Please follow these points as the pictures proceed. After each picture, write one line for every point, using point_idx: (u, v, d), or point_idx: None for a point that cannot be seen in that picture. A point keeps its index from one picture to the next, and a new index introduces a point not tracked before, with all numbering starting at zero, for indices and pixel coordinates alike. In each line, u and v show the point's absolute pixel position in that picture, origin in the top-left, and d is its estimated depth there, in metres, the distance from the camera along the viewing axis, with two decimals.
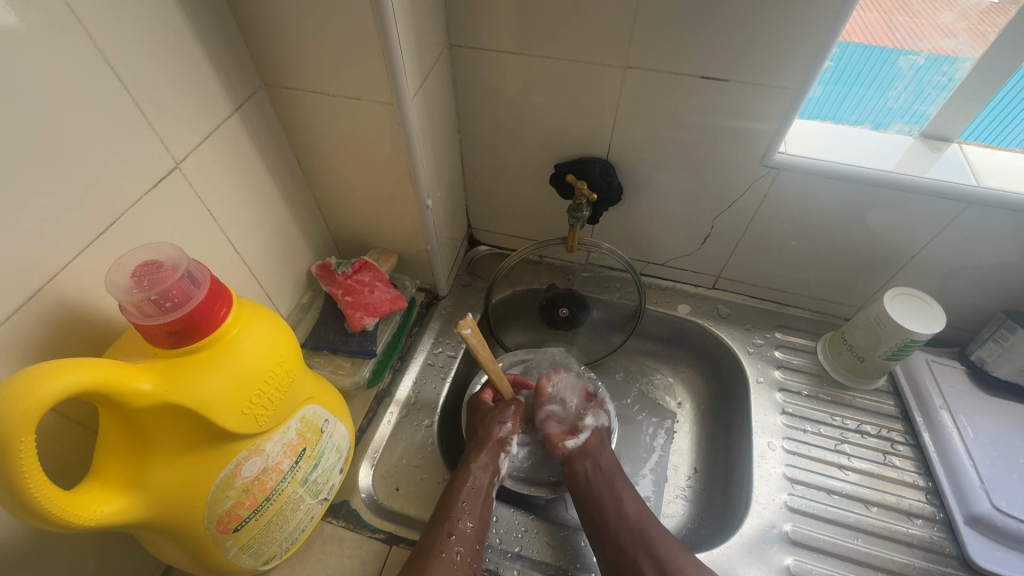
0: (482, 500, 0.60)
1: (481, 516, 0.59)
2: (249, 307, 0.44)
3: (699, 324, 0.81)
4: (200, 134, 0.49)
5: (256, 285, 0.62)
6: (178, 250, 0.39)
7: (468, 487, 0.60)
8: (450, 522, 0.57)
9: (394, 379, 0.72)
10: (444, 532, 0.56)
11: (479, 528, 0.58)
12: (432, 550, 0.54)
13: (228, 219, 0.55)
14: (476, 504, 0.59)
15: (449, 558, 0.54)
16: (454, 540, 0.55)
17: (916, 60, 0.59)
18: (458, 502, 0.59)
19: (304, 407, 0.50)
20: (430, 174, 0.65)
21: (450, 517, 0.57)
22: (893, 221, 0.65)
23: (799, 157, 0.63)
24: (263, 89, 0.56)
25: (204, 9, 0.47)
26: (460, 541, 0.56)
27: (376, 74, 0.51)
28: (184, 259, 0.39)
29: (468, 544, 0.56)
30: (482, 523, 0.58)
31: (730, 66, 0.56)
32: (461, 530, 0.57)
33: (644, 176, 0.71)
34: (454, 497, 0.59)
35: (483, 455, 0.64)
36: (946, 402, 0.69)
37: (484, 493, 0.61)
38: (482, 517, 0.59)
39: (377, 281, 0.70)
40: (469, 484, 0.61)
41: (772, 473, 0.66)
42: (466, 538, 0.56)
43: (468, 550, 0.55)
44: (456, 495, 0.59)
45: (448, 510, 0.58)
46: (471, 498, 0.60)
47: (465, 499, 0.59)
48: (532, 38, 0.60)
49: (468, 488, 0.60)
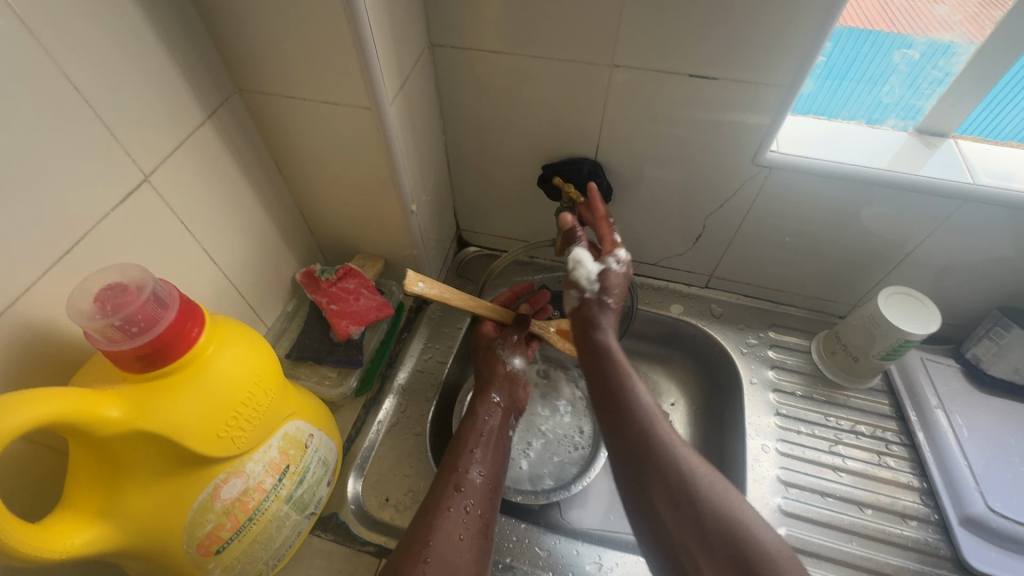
0: (491, 450, 0.61)
1: (493, 465, 0.59)
2: (227, 325, 0.43)
3: (692, 324, 0.80)
4: (170, 143, 0.47)
5: (237, 297, 0.60)
6: (144, 271, 0.38)
7: (480, 436, 0.62)
8: (458, 475, 0.57)
9: (382, 388, 0.71)
10: (452, 486, 0.55)
11: (490, 479, 0.58)
12: (438, 507, 0.53)
13: (204, 230, 0.53)
14: (486, 453, 0.60)
15: (457, 513, 0.53)
16: (462, 493, 0.55)
17: (911, 54, 0.57)
18: (469, 453, 0.59)
19: (288, 424, 0.49)
20: (413, 178, 0.63)
21: (459, 470, 0.57)
22: (888, 218, 0.64)
23: (790, 156, 0.61)
24: (237, 94, 0.54)
25: (170, 14, 0.45)
26: (470, 492, 0.55)
27: (352, 78, 0.50)
28: (150, 279, 0.37)
29: (478, 496, 0.55)
30: (493, 473, 0.59)
31: (720, 64, 0.55)
32: (470, 481, 0.56)
33: (634, 176, 0.69)
34: (464, 447, 0.60)
35: (493, 396, 0.67)
36: (940, 401, 0.68)
37: (494, 443, 0.62)
38: (491, 467, 0.59)
39: (363, 288, 0.68)
40: (479, 433, 0.62)
41: (766, 476, 0.66)
42: (476, 488, 0.56)
43: (479, 501, 0.55)
44: (466, 445, 0.60)
45: (456, 464, 0.58)
46: (482, 446, 0.61)
47: (476, 449, 0.60)
48: (515, 37, 0.58)
49: (480, 438, 0.61)
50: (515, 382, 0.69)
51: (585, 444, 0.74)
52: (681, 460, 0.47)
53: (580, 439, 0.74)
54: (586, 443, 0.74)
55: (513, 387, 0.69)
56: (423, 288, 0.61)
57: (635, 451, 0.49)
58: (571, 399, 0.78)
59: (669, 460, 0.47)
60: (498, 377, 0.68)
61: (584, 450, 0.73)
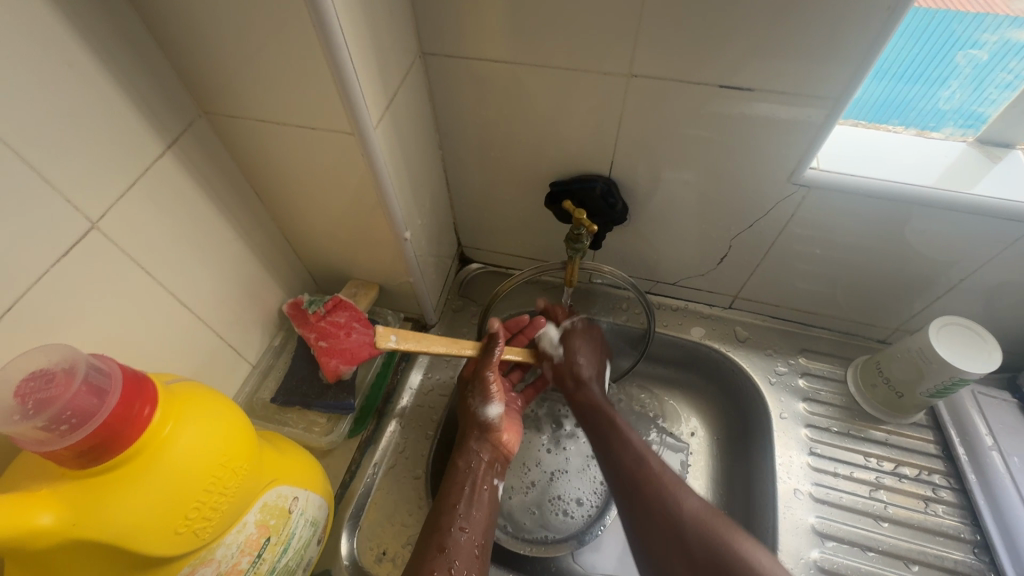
0: (477, 503, 0.55)
1: (480, 521, 0.54)
2: (188, 394, 0.37)
3: (714, 349, 0.74)
4: (122, 182, 0.41)
5: (215, 338, 0.55)
6: (75, 352, 0.32)
7: (462, 489, 0.56)
8: (440, 535, 0.52)
9: (378, 426, 0.65)
10: (436, 547, 0.51)
11: (477, 536, 0.53)
12: (423, 569, 0.49)
13: (169, 273, 0.47)
14: (472, 509, 0.55)
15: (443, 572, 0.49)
16: (446, 555, 0.50)
17: (978, 54, 0.49)
18: (452, 509, 0.54)
19: (267, 493, 0.43)
20: (405, 202, 0.57)
21: (441, 528, 0.52)
22: (943, 239, 0.56)
23: (832, 175, 0.54)
24: (203, 118, 0.48)
25: (118, 35, 0.39)
26: (455, 553, 0.51)
27: (328, 99, 0.43)
28: (82, 361, 0.32)
29: (465, 554, 0.51)
30: (481, 529, 0.54)
31: (755, 71, 0.47)
32: (455, 540, 0.52)
33: (651, 194, 0.62)
34: (447, 502, 0.55)
35: (474, 449, 0.59)
36: (995, 440, 0.62)
37: (480, 495, 0.56)
38: (479, 521, 0.54)
39: (354, 322, 0.62)
40: (463, 484, 0.56)
41: (800, 525, 0.60)
42: (462, 547, 0.51)
43: (465, 563, 0.50)
44: (448, 500, 0.55)
45: (439, 521, 0.53)
46: (467, 498, 0.55)
47: (459, 504, 0.55)
48: (518, 45, 0.51)
49: (463, 491, 0.56)
50: (497, 431, 0.61)
51: (570, 525, 0.65)
52: (676, 495, 0.54)
53: (566, 516, 0.66)
54: (574, 523, 0.65)
55: (495, 433, 0.61)
56: (397, 342, 0.50)
57: (629, 493, 0.56)
58: (579, 473, 0.69)
59: (666, 496, 0.54)
60: (475, 425, 0.61)
61: (564, 529, 0.65)
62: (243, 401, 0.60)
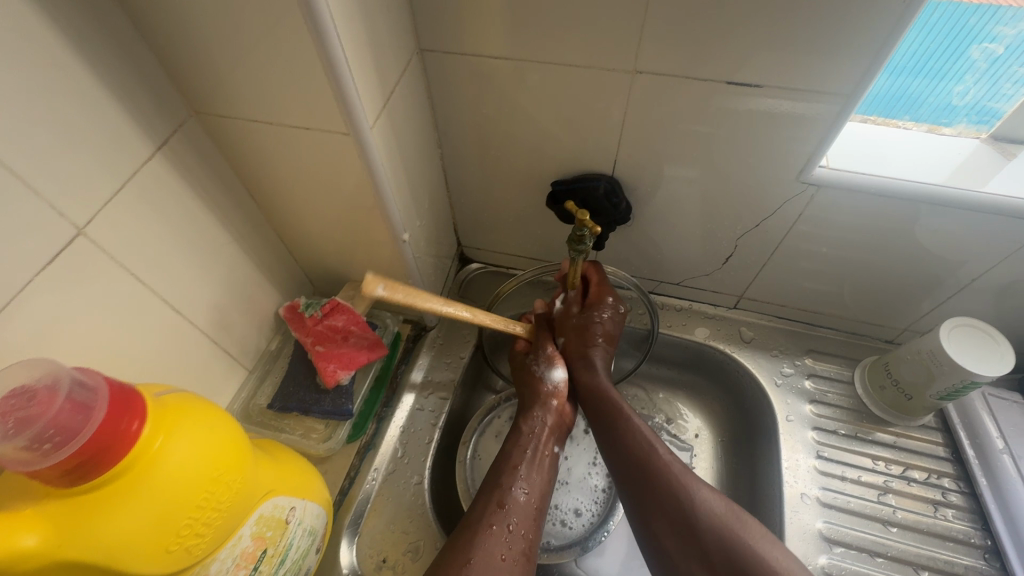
0: (539, 467, 0.57)
1: (539, 484, 0.56)
2: (179, 407, 0.36)
3: (719, 350, 0.72)
4: (109, 187, 0.40)
5: (209, 345, 0.53)
6: (56, 366, 0.31)
7: (525, 452, 0.57)
8: (501, 491, 0.54)
9: (378, 430, 0.64)
10: (495, 502, 0.53)
11: (535, 499, 0.54)
12: (481, 524, 0.51)
13: (160, 279, 0.46)
14: (532, 472, 0.56)
15: (502, 529, 0.51)
16: (506, 511, 0.52)
17: (994, 48, 0.47)
18: (513, 471, 0.56)
19: (263, 505, 0.42)
20: (403, 203, 0.55)
21: (502, 486, 0.54)
22: (955, 239, 0.55)
23: (842, 173, 0.53)
24: (194, 118, 0.46)
25: (103, 33, 0.37)
26: (513, 511, 0.52)
27: (323, 99, 0.42)
28: (64, 376, 0.31)
29: (523, 514, 0.53)
30: (539, 492, 0.55)
31: (765, 68, 0.46)
32: (515, 499, 0.53)
33: (655, 193, 0.61)
34: (509, 464, 0.56)
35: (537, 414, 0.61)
36: (1006, 443, 0.61)
37: (541, 460, 0.58)
38: (539, 484, 0.56)
39: (352, 326, 0.61)
40: (525, 447, 0.58)
41: (807, 531, 0.59)
42: (521, 507, 0.53)
43: (522, 521, 0.52)
44: (510, 461, 0.57)
45: (501, 480, 0.55)
46: (528, 461, 0.57)
47: (521, 466, 0.56)
48: (519, 40, 0.49)
49: (524, 453, 0.57)
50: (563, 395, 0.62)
51: (568, 535, 0.63)
52: (687, 490, 0.51)
53: (564, 526, 0.64)
54: (572, 533, 0.64)
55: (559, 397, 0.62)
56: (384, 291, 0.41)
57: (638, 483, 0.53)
58: (580, 483, 0.67)
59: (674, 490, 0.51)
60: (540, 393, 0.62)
61: (561, 539, 0.63)
62: (239, 407, 0.59)
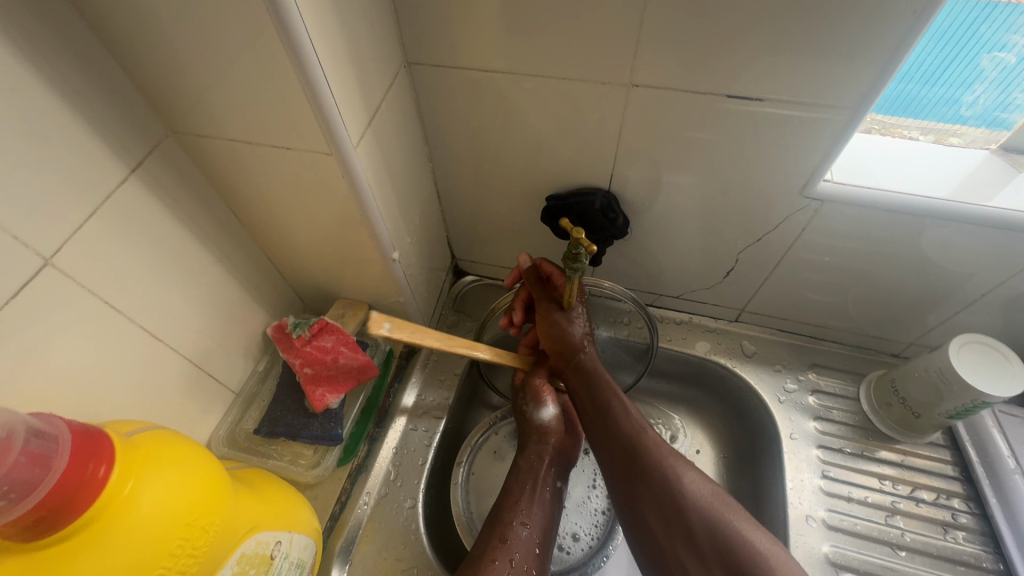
0: (539, 501, 0.57)
1: (540, 518, 0.55)
2: (150, 446, 0.35)
3: (720, 364, 0.71)
4: (79, 214, 0.38)
5: (192, 370, 0.52)
6: (11, 414, 0.30)
7: (524, 487, 0.57)
8: (502, 526, 0.54)
9: (370, 452, 0.62)
10: (497, 537, 0.53)
11: (537, 532, 0.54)
12: (485, 558, 0.51)
13: (137, 305, 0.44)
14: (533, 506, 0.56)
15: (505, 563, 0.51)
16: (508, 546, 0.52)
17: (1005, 58, 0.45)
18: (513, 505, 0.56)
19: (246, 543, 0.40)
20: (392, 221, 0.53)
21: (503, 521, 0.54)
22: (964, 253, 0.53)
23: (847, 187, 0.51)
24: (171, 138, 0.44)
25: (69, 53, 0.35)
26: (516, 546, 0.52)
27: (303, 119, 0.40)
28: (21, 422, 0.29)
29: (526, 548, 0.53)
30: (541, 526, 0.55)
31: (765, 80, 0.44)
32: (517, 533, 0.53)
33: (653, 207, 0.59)
34: (510, 499, 0.56)
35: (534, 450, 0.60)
36: (1018, 462, 0.59)
37: (540, 494, 0.57)
38: (541, 517, 0.56)
39: (341, 347, 0.58)
40: (524, 482, 0.58)
41: (813, 554, 0.57)
42: (524, 541, 0.53)
43: (525, 556, 0.52)
44: (510, 497, 0.57)
45: (502, 515, 0.55)
46: (528, 497, 0.57)
47: (521, 501, 0.56)
48: (510, 53, 0.47)
49: (524, 487, 0.57)
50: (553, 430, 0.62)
51: (566, 561, 0.61)
52: (672, 476, 0.52)
53: (562, 552, 0.62)
54: (570, 559, 0.62)
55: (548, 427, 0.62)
56: (389, 328, 0.46)
57: (626, 473, 0.54)
58: (579, 506, 0.65)
59: (660, 477, 0.52)
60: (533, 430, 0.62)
61: (560, 565, 0.61)
62: (225, 432, 0.57)
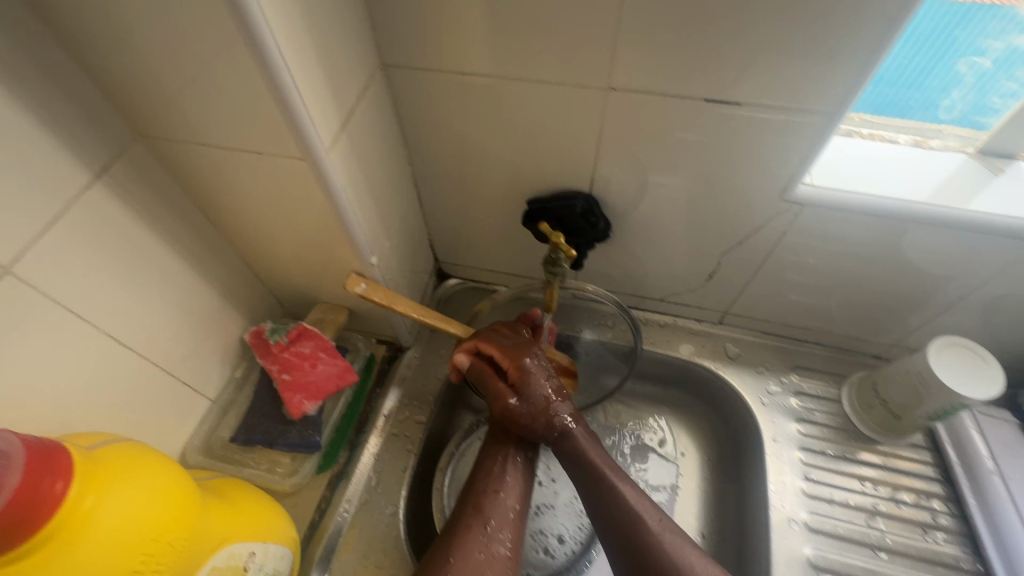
0: (513, 469, 0.56)
1: (515, 485, 0.55)
2: (112, 461, 0.34)
3: (704, 367, 0.71)
4: (41, 221, 0.37)
5: (166, 378, 0.51)
6: None
7: (496, 456, 0.57)
8: (477, 493, 0.54)
9: (351, 458, 0.61)
10: (471, 505, 0.53)
11: (513, 499, 0.54)
12: (459, 527, 0.51)
13: (105, 313, 0.43)
14: (507, 475, 0.55)
15: (479, 530, 0.51)
16: (484, 513, 0.52)
17: (981, 62, 0.46)
18: (487, 475, 0.55)
19: (217, 555, 0.39)
20: (370, 225, 0.53)
21: (478, 490, 0.54)
22: (943, 256, 0.53)
23: (827, 191, 0.51)
24: (139, 142, 0.43)
25: (27, 56, 0.34)
26: (492, 513, 0.52)
27: (273, 122, 0.39)
28: None
29: (502, 514, 0.53)
30: (517, 493, 0.55)
31: (742, 84, 0.44)
32: (492, 501, 0.53)
33: (635, 211, 0.59)
34: (484, 468, 0.56)
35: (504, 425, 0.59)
36: (996, 463, 0.59)
37: (514, 461, 0.57)
38: (516, 485, 0.55)
39: (320, 352, 0.58)
40: (497, 451, 0.57)
41: (795, 556, 0.57)
42: (499, 510, 0.53)
43: (501, 522, 0.52)
44: (484, 466, 0.56)
45: (477, 485, 0.55)
46: (502, 466, 0.56)
47: (495, 470, 0.56)
48: (487, 56, 0.47)
49: (497, 455, 0.57)
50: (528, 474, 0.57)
51: (550, 564, 0.61)
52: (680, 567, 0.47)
53: (546, 555, 0.62)
54: (554, 563, 0.61)
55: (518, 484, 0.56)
56: (366, 288, 0.54)
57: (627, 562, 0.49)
58: (565, 507, 0.65)
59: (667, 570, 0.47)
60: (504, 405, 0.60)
61: (543, 568, 0.61)
62: (200, 441, 0.56)
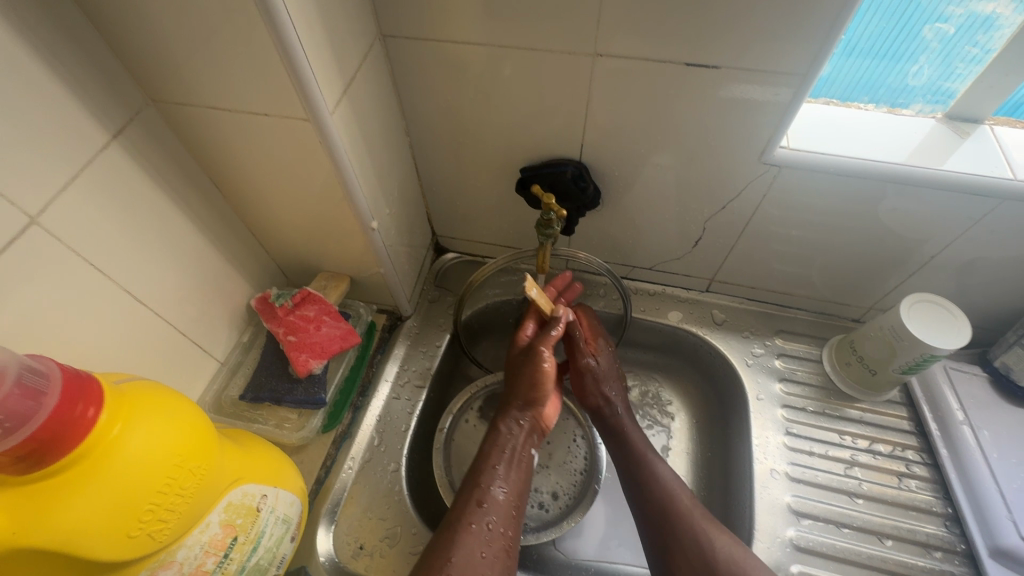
0: (516, 468, 0.57)
1: (516, 483, 0.56)
2: (139, 395, 0.36)
3: (692, 332, 0.73)
4: (62, 176, 0.39)
5: (177, 337, 0.53)
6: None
7: (502, 453, 0.58)
8: (481, 490, 0.54)
9: (354, 419, 0.64)
10: (474, 501, 0.53)
11: (514, 497, 0.55)
12: (461, 522, 0.52)
13: (121, 269, 0.46)
14: (510, 473, 0.57)
15: (480, 528, 0.52)
16: (484, 509, 0.53)
17: (945, 28, 0.49)
18: (491, 469, 0.56)
19: (232, 492, 0.42)
20: (371, 191, 0.55)
21: (481, 485, 0.55)
22: (914, 218, 0.56)
23: (803, 154, 0.54)
24: (151, 107, 0.46)
25: (50, 20, 0.36)
26: (493, 509, 0.53)
27: (279, 84, 0.41)
28: (12, 360, 0.31)
29: (502, 512, 0.54)
30: (518, 491, 0.56)
31: (720, 50, 0.47)
32: (493, 497, 0.54)
33: (623, 179, 0.62)
34: (487, 463, 0.57)
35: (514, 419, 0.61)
36: (966, 415, 0.63)
37: (518, 460, 0.58)
38: (516, 484, 0.56)
39: (324, 316, 0.62)
40: (503, 449, 0.58)
41: (777, 504, 0.61)
42: (499, 506, 0.54)
43: (501, 520, 0.53)
44: (488, 460, 0.57)
45: (479, 479, 0.56)
46: (505, 463, 0.57)
47: (499, 466, 0.57)
48: (480, 26, 0.49)
49: (503, 453, 0.58)
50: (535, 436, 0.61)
51: (543, 518, 0.64)
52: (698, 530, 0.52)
53: (540, 509, 0.65)
54: (547, 517, 0.64)
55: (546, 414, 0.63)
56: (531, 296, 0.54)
57: (660, 521, 0.54)
58: (559, 467, 0.67)
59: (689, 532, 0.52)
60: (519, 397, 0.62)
61: (538, 520, 0.64)
62: (211, 400, 0.59)
